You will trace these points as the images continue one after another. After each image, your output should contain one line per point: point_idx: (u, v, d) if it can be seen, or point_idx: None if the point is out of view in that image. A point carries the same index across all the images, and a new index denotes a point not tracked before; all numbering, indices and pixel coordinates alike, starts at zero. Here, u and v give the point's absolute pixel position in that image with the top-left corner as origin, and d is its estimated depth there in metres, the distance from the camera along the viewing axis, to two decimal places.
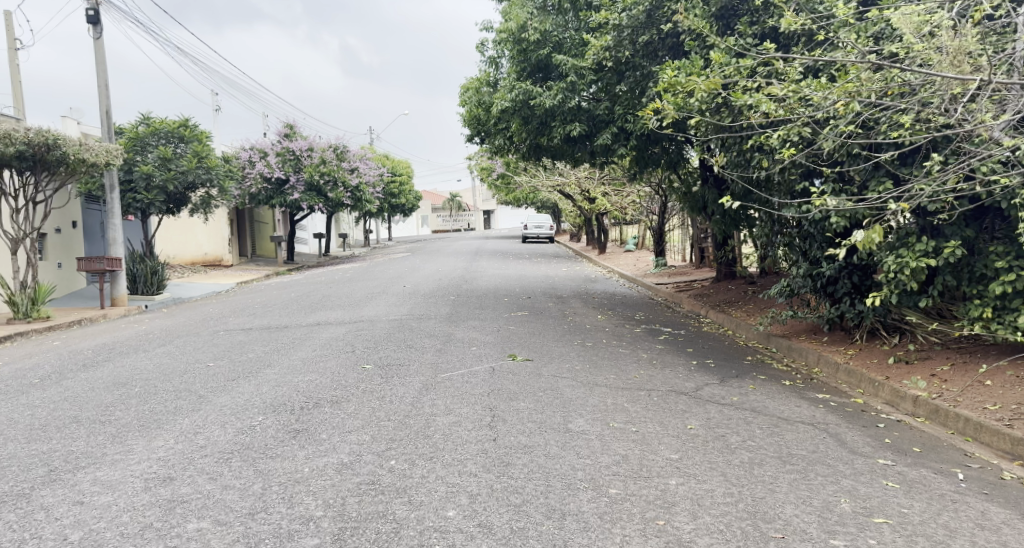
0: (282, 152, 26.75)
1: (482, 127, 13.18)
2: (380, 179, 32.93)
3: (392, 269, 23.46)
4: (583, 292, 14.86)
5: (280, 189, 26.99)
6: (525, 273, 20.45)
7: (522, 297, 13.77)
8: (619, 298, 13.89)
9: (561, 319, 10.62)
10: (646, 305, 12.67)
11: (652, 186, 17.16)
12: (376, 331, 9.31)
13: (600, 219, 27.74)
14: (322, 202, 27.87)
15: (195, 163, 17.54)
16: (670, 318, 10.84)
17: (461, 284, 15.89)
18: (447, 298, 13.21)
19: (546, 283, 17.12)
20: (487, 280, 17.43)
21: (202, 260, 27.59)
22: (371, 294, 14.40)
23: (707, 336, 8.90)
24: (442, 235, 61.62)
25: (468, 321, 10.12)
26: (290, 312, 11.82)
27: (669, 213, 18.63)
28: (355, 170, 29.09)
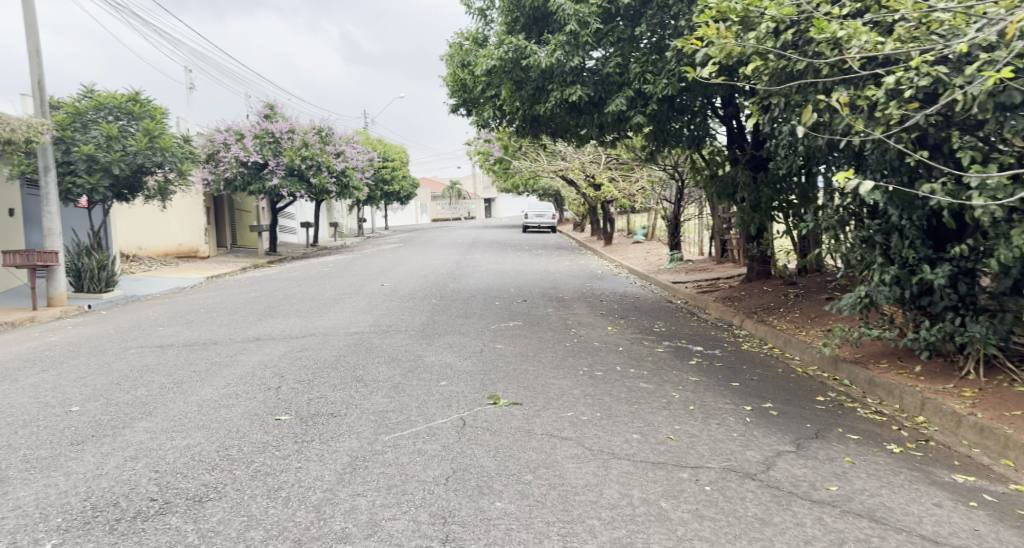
0: (259, 135, 24.51)
1: (470, 95, 11.11)
2: (369, 164, 30.67)
3: (379, 263, 21.39)
4: (589, 293, 12.77)
5: (258, 174, 24.73)
6: (523, 268, 18.31)
7: (515, 300, 11.67)
8: (631, 301, 11.80)
9: (561, 332, 8.56)
10: (663, 310, 10.60)
11: (667, 168, 15.09)
12: (324, 352, 7.24)
13: (606, 207, 25.68)
14: (304, 188, 25.55)
15: (145, 141, 15.37)
16: (698, 331, 8.77)
17: (447, 285, 13.78)
18: (427, 302, 11.13)
19: (545, 280, 15.00)
20: (479, 277, 15.29)
21: (176, 251, 25.50)
22: (340, 296, 12.32)
23: (753, 360, 6.84)
24: (440, 225, 59.53)
25: (446, 336, 8.07)
26: (234, 321, 9.75)
27: (685, 200, 16.56)
28: (341, 153, 26.84)
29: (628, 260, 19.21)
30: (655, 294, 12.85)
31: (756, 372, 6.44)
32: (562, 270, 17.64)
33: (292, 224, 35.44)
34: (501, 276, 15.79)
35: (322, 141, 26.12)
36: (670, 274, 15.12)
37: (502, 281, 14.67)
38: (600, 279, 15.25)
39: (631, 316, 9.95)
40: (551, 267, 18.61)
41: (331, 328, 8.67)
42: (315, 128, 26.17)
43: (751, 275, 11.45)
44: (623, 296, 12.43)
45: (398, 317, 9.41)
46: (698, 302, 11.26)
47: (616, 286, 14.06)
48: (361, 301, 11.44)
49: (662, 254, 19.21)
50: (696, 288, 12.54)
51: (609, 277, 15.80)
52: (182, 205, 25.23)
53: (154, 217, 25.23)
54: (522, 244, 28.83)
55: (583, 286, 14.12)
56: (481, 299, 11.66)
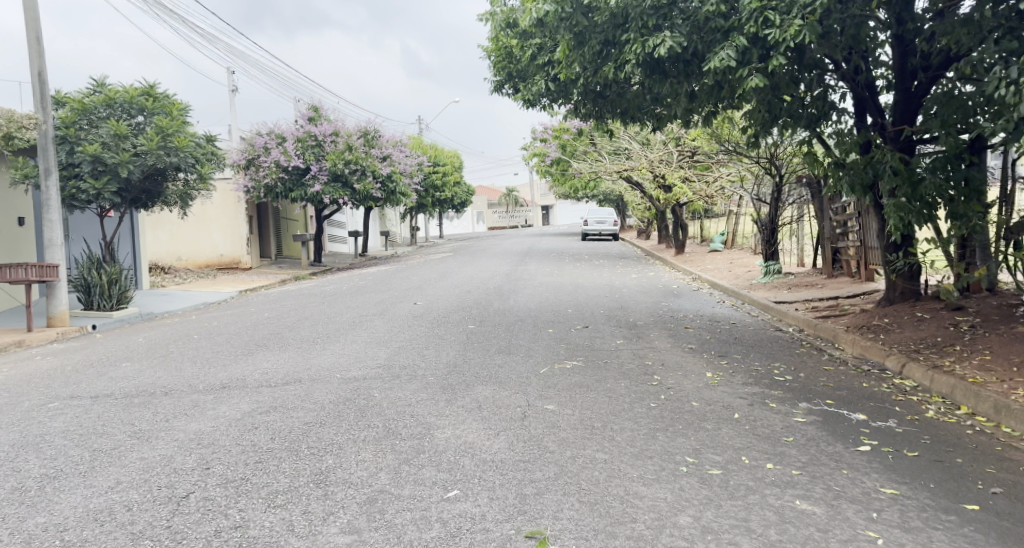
0: (301, 138, 22.65)
1: (522, 65, 8.81)
2: (418, 169, 28.61)
3: (428, 275, 19.35)
4: (667, 317, 10.30)
5: (300, 180, 22.91)
6: (585, 282, 15.83)
7: (578, 327, 9.21)
8: (727, 329, 9.24)
9: (642, 381, 6.10)
10: (775, 344, 8.09)
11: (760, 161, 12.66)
12: (300, 419, 4.95)
13: (677, 213, 23.19)
14: (349, 195, 23.66)
15: (157, 140, 13.18)
16: (844, 385, 6.23)
17: (494, 304, 11.41)
18: (466, 330, 8.81)
19: (614, 299, 12.51)
20: (535, 294, 12.90)
21: (216, 263, 23.88)
22: (363, 319, 10.08)
23: (972, 454, 4.38)
24: (497, 233, 57.46)
25: (480, 387, 5.70)
26: (214, 355, 7.56)
27: (781, 202, 14.06)
28: (388, 157, 24.80)
29: (707, 273, 16.67)
30: (755, 319, 10.23)
31: (987, 493, 3.89)
32: (631, 285, 15.09)
33: (340, 233, 33.68)
34: (561, 293, 13.35)
35: (367, 144, 24.19)
36: (767, 291, 12.56)
37: (561, 300, 12.24)
38: (679, 298, 12.64)
39: (734, 354, 7.42)
40: (620, 281, 16.08)
41: (328, 372, 6.39)
42: (361, 131, 24.17)
43: (890, 297, 8.91)
44: (717, 322, 9.86)
45: (424, 355, 7.08)
46: (821, 331, 8.71)
47: (703, 307, 11.48)
48: (385, 327, 9.18)
49: (748, 266, 16.58)
50: (811, 313, 9.96)
51: (692, 295, 13.21)
52: (225, 211, 23.74)
53: (196, 226, 23.73)
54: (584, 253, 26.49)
55: (660, 306, 11.58)
56: (534, 325, 9.29)
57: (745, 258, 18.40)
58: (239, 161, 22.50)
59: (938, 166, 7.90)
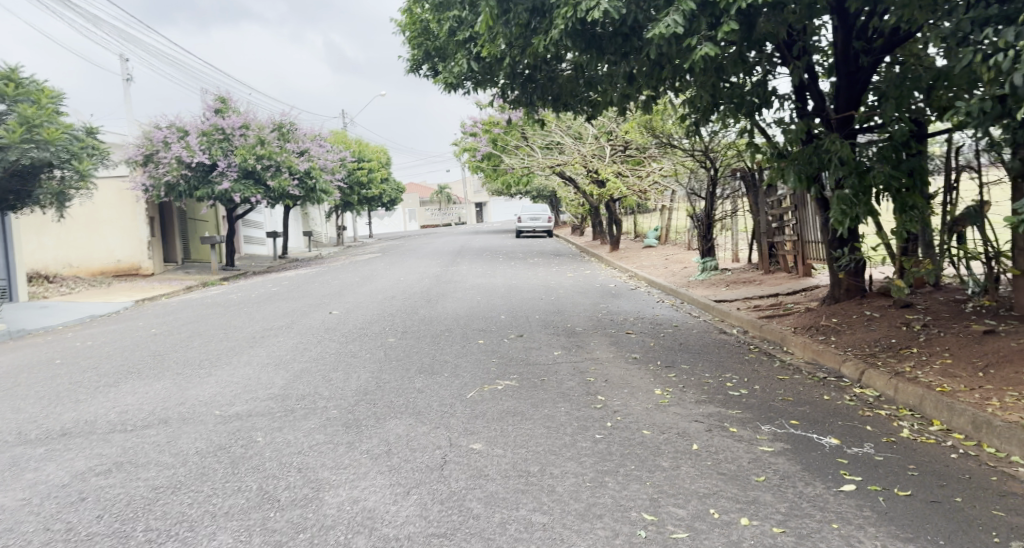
0: (206, 131, 21.01)
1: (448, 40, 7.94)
2: (340, 165, 27.16)
3: (349, 278, 18.10)
4: (604, 321, 9.49)
5: (207, 177, 21.19)
6: (517, 282, 14.92)
7: (509, 336, 8.28)
8: (670, 334, 8.44)
9: (584, 404, 5.19)
10: (722, 350, 7.34)
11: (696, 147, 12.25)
12: (150, 482, 3.86)
13: (611, 208, 22.53)
14: (262, 193, 22.14)
15: (21, 130, 11.78)
16: (808, 397, 5.44)
17: (416, 312, 10.37)
18: (382, 345, 7.75)
19: (546, 301, 11.63)
20: (462, 299, 11.92)
21: (114, 269, 22.07)
22: (265, 334, 8.91)
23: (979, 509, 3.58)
24: (428, 232, 56.14)
25: (391, 421, 4.70)
26: (76, 389, 6.33)
27: (716, 199, 13.62)
28: (305, 152, 23.33)
29: (643, 271, 15.95)
30: (699, 321, 9.47)
31: None
32: (566, 285, 14.24)
33: (259, 234, 31.95)
34: (490, 296, 12.40)
35: (282, 139, 22.65)
36: (705, 290, 11.92)
37: (489, 304, 11.29)
38: (615, 299, 11.83)
39: (681, 364, 6.61)
40: (554, 280, 15.21)
41: (206, 407, 5.28)
42: (275, 124, 22.63)
43: (835, 294, 8.20)
44: (659, 326, 9.06)
45: (326, 379, 6.01)
46: (766, 334, 7.96)
47: (642, 309, 10.69)
48: (286, 344, 8.05)
49: (686, 263, 15.89)
50: (754, 312, 9.24)
51: (628, 295, 12.42)
52: (126, 213, 21.99)
53: (92, 227, 21.85)
54: (517, 251, 25.47)
55: (597, 309, 10.74)
56: (461, 336, 8.32)
57: (683, 253, 17.74)
58: (136, 158, 20.81)
59: (887, 154, 7.11)
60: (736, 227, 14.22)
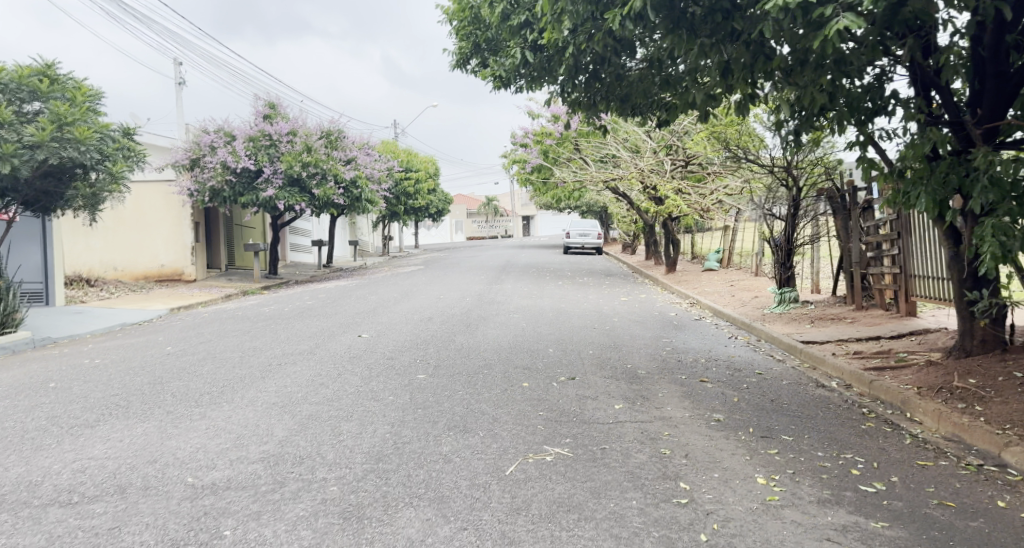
0: (253, 136, 20.34)
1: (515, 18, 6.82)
2: (388, 174, 26.35)
3: (390, 293, 17.14)
4: (670, 361, 8.20)
5: (252, 184, 20.53)
6: (567, 306, 13.67)
7: (561, 378, 7.06)
8: (753, 385, 7.13)
9: (663, 498, 3.96)
10: (827, 415, 6.02)
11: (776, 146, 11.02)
12: None
13: (671, 228, 21.19)
14: (306, 201, 21.38)
15: (51, 129, 10.88)
16: (971, 506, 4.16)
17: (456, 340, 9.20)
18: (411, 384, 6.61)
19: (603, 332, 10.36)
20: (509, 324, 10.73)
21: (157, 273, 21.46)
22: (282, 363, 7.85)
23: None
24: (475, 244, 55.31)
25: (406, 516, 3.54)
26: (41, 426, 5.27)
27: (801, 219, 12.13)
28: (353, 160, 22.53)
29: (707, 299, 14.63)
30: (784, 368, 8.13)
31: None
32: (623, 312, 12.95)
33: (303, 241, 31.32)
34: (541, 322, 11.18)
35: (330, 146, 21.87)
36: (786, 327, 10.53)
37: (539, 332, 10.07)
38: (682, 333, 10.51)
39: (780, 435, 5.33)
40: (610, 305, 13.94)
41: (178, 470, 4.18)
42: (323, 131, 21.85)
43: (966, 346, 6.96)
44: (738, 372, 7.74)
45: (341, 436, 4.90)
46: (883, 393, 6.67)
47: (714, 346, 9.37)
48: (305, 379, 6.98)
49: (755, 292, 14.50)
50: (855, 361, 7.89)
51: (695, 328, 11.09)
52: (171, 217, 21.33)
53: (136, 230, 21.27)
54: (566, 269, 24.34)
55: (661, 344, 9.46)
56: (502, 375, 7.14)
57: (749, 281, 16.34)
58: (181, 161, 20.15)
59: None
60: (818, 256, 12.82)
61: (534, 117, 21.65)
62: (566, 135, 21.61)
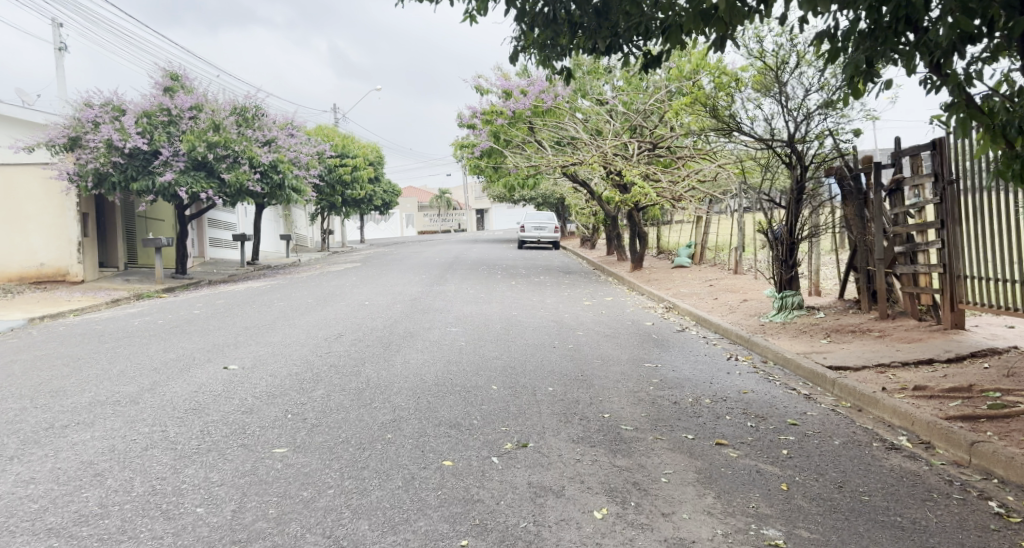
0: (148, 111, 17.28)
1: None
2: (318, 159, 23.41)
3: (309, 295, 14.38)
4: (662, 405, 5.72)
5: (148, 167, 17.48)
6: (518, 313, 11.12)
7: (503, 446, 4.52)
8: (795, 449, 4.64)
9: None
10: (947, 526, 3.58)
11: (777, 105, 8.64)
12: None
13: (635, 218, 18.81)
14: (216, 188, 18.32)
15: None
16: None
17: (358, 371, 6.58)
18: (251, 477, 3.97)
19: (562, 354, 7.83)
20: (439, 343, 8.14)
21: (35, 273, 18.26)
22: (75, 426, 5.18)
23: None
24: (425, 238, 52.46)
25: None
26: None
27: (805, 205, 9.75)
28: (273, 141, 19.57)
29: (685, 303, 12.20)
30: (824, 412, 5.66)
31: None
32: (584, 322, 10.44)
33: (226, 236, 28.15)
34: (481, 338, 8.62)
35: (244, 125, 18.90)
36: (801, 345, 8.13)
37: (477, 356, 7.49)
38: (662, 353, 8.04)
39: None
40: (569, 312, 11.43)
41: None
42: (236, 107, 18.81)
43: None
44: (762, 423, 5.26)
45: None
46: (1003, 468, 4.24)
47: (712, 376, 6.91)
48: (86, 470, 4.33)
49: (743, 294, 12.17)
50: (927, 402, 5.47)
51: (677, 345, 8.62)
52: (57, 207, 18.19)
53: (14, 222, 18.09)
54: (518, 266, 21.76)
55: (641, 373, 6.96)
56: (415, 443, 4.55)
57: (732, 280, 13.97)
58: (60, 141, 16.95)
59: None
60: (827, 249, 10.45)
61: (481, 93, 19.08)
62: (519, 113, 19.14)
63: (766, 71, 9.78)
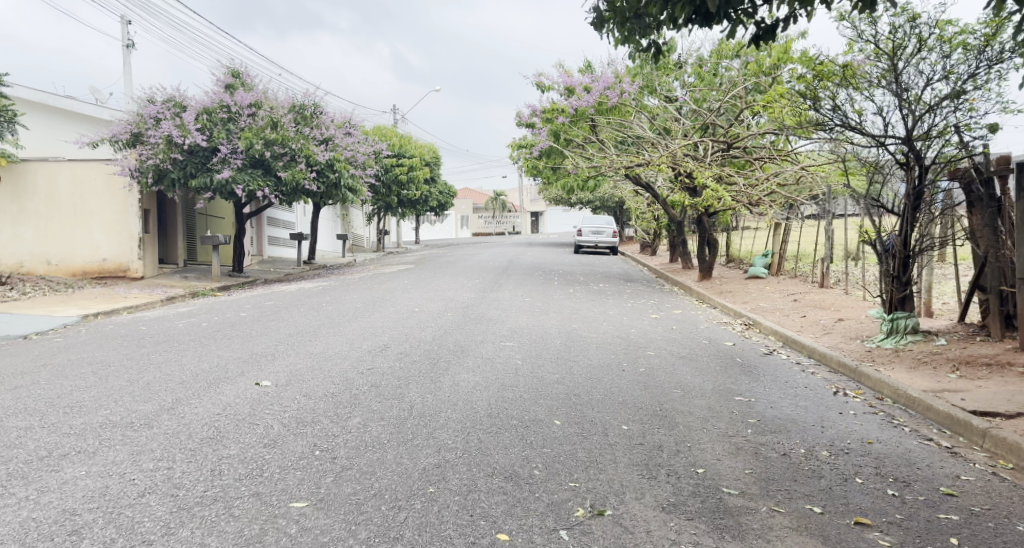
0: (208, 107, 16.83)
1: None
2: (375, 157, 22.87)
3: (360, 298, 13.64)
4: (767, 457, 4.67)
5: (206, 164, 17.07)
6: (581, 326, 10.10)
7: (579, 515, 3.60)
8: (965, 538, 3.58)
9: None
10: None
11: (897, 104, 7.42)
12: None
13: (708, 224, 17.64)
14: (272, 186, 17.88)
15: None
16: None
17: (406, 396, 5.67)
18: None
19: (639, 380, 6.79)
20: (498, 362, 7.20)
21: (96, 269, 18.02)
22: (69, 458, 4.34)
23: None
24: (481, 240, 51.87)
25: None
26: None
27: (921, 214, 8.53)
28: (330, 141, 19.19)
29: (767, 320, 11.01)
30: (981, 477, 4.55)
31: None
32: (659, 339, 9.35)
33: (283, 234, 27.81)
34: (545, 356, 7.65)
35: (302, 122, 18.48)
36: (925, 381, 6.94)
37: (541, 380, 6.51)
38: (756, 383, 6.94)
39: None
40: (639, 327, 10.35)
41: None
42: (295, 105, 18.36)
43: None
44: (906, 491, 4.20)
45: None
46: None
47: (822, 417, 5.82)
48: (65, 529, 3.49)
49: (833, 312, 10.96)
50: None
51: (772, 374, 7.49)
52: (115, 201, 17.88)
53: (74, 216, 17.86)
54: (580, 272, 20.73)
55: (735, 409, 5.89)
56: (464, 508, 3.63)
57: (817, 294, 12.72)
58: (120, 135, 16.56)
59: None
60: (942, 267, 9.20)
61: (543, 90, 18.12)
62: (582, 111, 18.09)
63: (876, 60, 8.58)
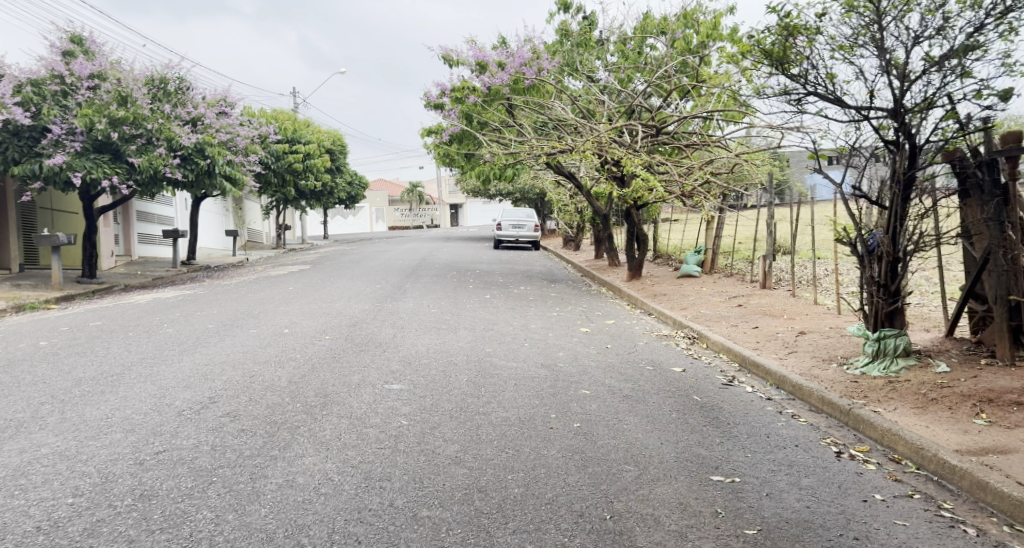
0: (36, 77, 14.14)
1: None
2: (261, 144, 20.19)
3: (222, 311, 11.14)
4: None
5: (35, 147, 14.22)
6: (492, 349, 7.99)
7: None
8: None
9: None
10: None
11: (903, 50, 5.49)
12: None
13: (635, 217, 15.82)
14: (124, 176, 15.17)
15: None
16: None
17: (193, 524, 3.43)
18: None
19: (570, 444, 4.73)
20: (366, 421, 5.01)
21: None
22: None
23: None
24: (393, 234, 49.24)
25: None
26: None
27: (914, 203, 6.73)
28: (200, 120, 16.75)
29: (716, 332, 9.18)
30: None
31: None
32: (589, 363, 7.34)
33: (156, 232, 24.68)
34: (439, 405, 5.51)
35: (161, 98, 16.14)
36: (951, 433, 5.11)
37: (426, 456, 4.37)
38: (729, 439, 4.99)
39: None
40: (564, 347, 8.32)
41: None
42: (154, 79, 16.01)
43: None
44: None
45: None
46: None
47: (847, 517, 3.88)
48: None
49: (791, 322, 9.21)
50: None
51: (742, 417, 5.57)
52: None
53: None
54: (493, 271, 18.63)
55: (719, 509, 3.89)
56: None
57: (764, 297, 10.97)
58: None
59: None
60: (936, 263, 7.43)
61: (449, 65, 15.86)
62: (497, 90, 15.90)
63: (854, 11, 6.66)
